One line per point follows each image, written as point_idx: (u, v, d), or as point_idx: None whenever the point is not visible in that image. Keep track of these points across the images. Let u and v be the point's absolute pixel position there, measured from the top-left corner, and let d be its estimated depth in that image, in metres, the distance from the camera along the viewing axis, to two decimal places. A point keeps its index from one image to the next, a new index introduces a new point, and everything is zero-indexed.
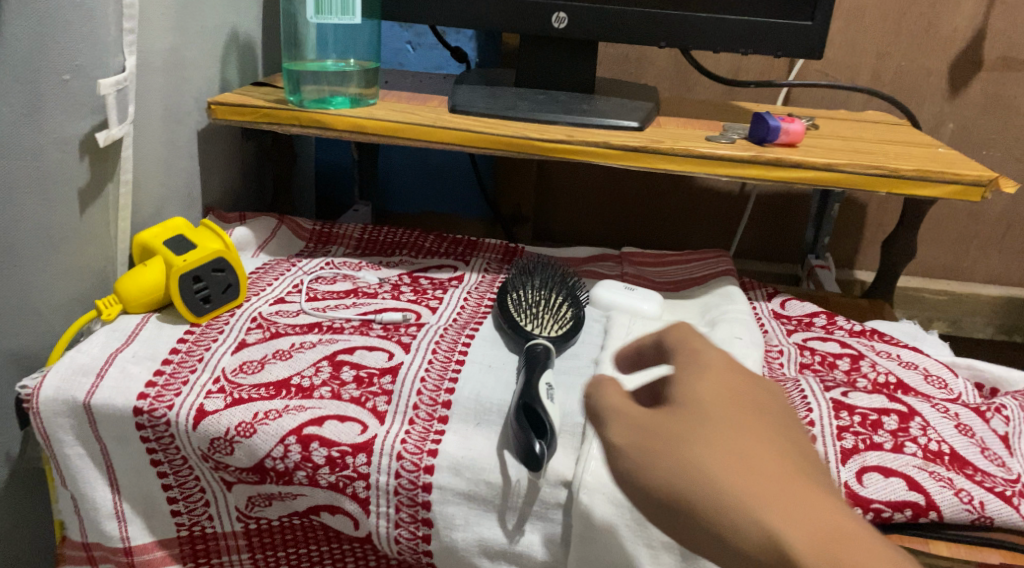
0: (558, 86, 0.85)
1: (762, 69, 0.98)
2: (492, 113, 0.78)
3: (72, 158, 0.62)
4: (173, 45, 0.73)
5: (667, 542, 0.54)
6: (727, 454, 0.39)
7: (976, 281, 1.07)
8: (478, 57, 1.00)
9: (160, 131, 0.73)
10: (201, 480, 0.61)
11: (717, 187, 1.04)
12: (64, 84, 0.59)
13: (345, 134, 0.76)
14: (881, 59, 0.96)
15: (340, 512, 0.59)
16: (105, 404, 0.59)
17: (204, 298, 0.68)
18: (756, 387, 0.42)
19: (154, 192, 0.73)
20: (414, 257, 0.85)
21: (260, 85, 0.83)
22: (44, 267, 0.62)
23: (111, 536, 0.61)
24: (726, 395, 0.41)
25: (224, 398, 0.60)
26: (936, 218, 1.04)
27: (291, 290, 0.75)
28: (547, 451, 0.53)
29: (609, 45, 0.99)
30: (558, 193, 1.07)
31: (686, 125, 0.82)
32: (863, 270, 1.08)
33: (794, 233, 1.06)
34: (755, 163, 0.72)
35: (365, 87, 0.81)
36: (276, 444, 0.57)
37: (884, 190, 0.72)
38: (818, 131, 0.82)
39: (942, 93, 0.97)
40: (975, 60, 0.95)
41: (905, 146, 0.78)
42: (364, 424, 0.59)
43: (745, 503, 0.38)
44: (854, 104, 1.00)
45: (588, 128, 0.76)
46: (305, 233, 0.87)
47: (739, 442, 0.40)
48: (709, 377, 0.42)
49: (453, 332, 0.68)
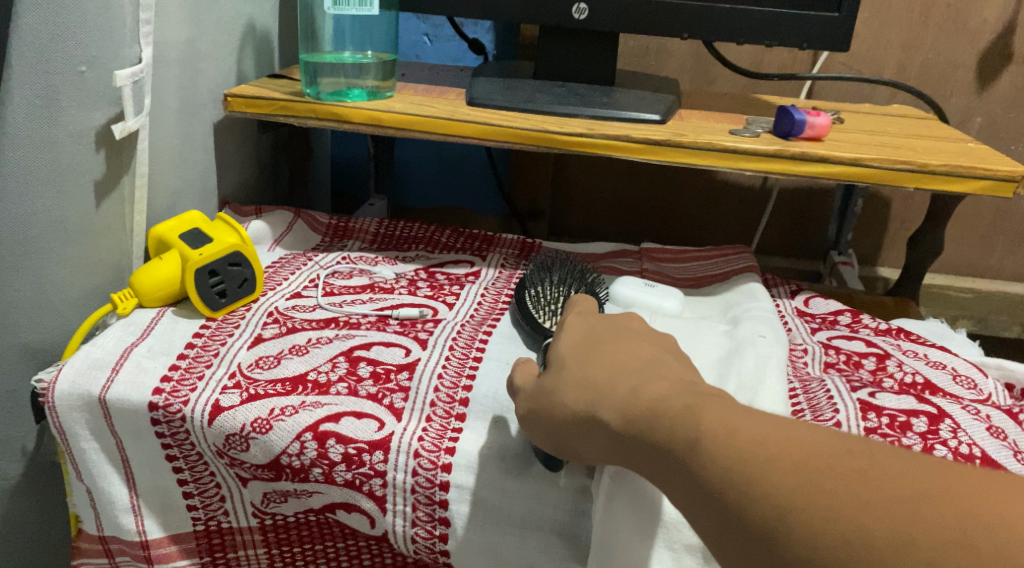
0: (577, 78, 0.84)
1: (784, 62, 0.96)
2: (510, 106, 0.76)
3: (88, 151, 0.61)
4: (188, 36, 0.72)
5: (689, 545, 0.52)
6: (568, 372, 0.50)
7: (1003, 279, 1.04)
8: (496, 50, 0.99)
9: (176, 124, 0.72)
10: (217, 476, 0.60)
11: (738, 181, 1.02)
12: (79, 76, 0.59)
13: (362, 127, 0.75)
14: (907, 52, 0.94)
15: (357, 510, 0.58)
16: (120, 398, 0.58)
17: (219, 292, 0.67)
18: (602, 327, 0.53)
19: (170, 185, 0.73)
20: (430, 252, 0.84)
21: (276, 77, 0.82)
22: (59, 260, 0.61)
23: (127, 530, 0.61)
24: (578, 339, 0.52)
25: (240, 394, 0.59)
26: (963, 214, 1.01)
27: (307, 284, 0.74)
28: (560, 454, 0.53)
29: (629, 38, 0.97)
30: (575, 188, 1.06)
31: (708, 118, 0.80)
32: (886, 267, 1.06)
33: (815, 230, 1.04)
34: (780, 157, 0.71)
35: (383, 80, 0.79)
36: (292, 441, 0.57)
37: (913, 185, 0.70)
38: (843, 125, 0.80)
39: (969, 86, 0.95)
40: (1004, 52, 0.93)
41: (934, 141, 0.76)
42: (381, 420, 0.58)
43: (591, 409, 0.47)
44: (879, 98, 0.98)
45: (608, 121, 0.75)
46: (321, 227, 0.87)
47: (574, 363, 0.50)
48: (569, 329, 0.54)
49: (470, 328, 0.68)
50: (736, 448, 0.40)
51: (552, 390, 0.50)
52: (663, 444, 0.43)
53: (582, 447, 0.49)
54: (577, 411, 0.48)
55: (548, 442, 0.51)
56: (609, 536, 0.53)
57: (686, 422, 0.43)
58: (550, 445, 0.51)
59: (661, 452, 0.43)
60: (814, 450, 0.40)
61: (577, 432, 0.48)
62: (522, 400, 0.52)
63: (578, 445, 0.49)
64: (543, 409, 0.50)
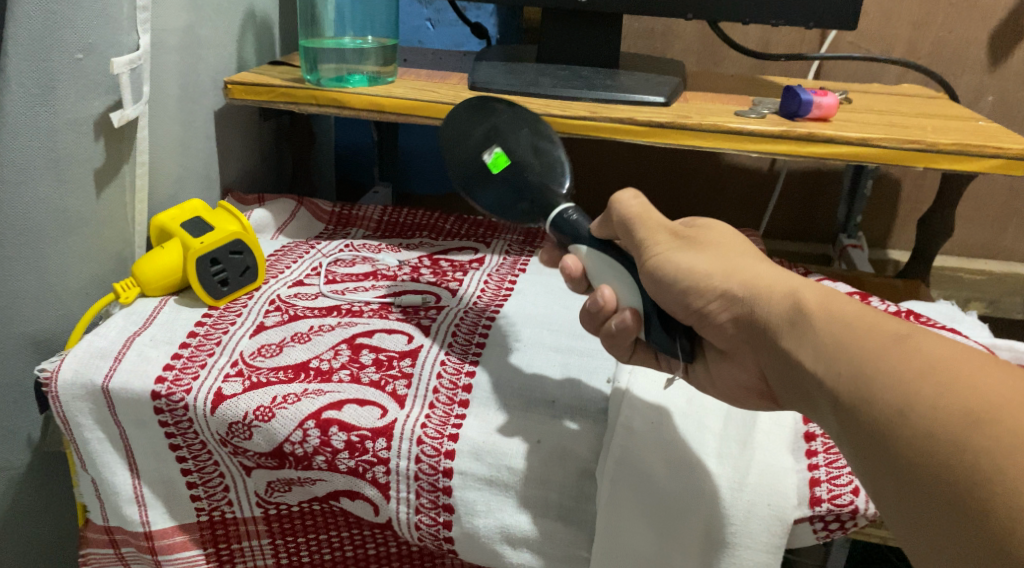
0: (580, 61, 0.82)
1: (792, 42, 0.95)
2: (513, 90, 0.76)
3: (87, 139, 0.61)
4: (188, 23, 0.72)
5: (691, 534, 0.52)
6: (733, 245, 0.50)
7: (1015, 260, 1.03)
8: (499, 34, 0.98)
9: (177, 112, 0.72)
10: (220, 465, 0.60)
11: (746, 164, 1.01)
12: (77, 63, 0.58)
13: (363, 112, 0.74)
14: (917, 30, 0.93)
15: (360, 497, 0.58)
16: (123, 387, 0.58)
17: (222, 280, 0.67)
18: None
19: (171, 173, 0.72)
20: (434, 239, 0.83)
21: (277, 64, 0.82)
22: (61, 249, 0.61)
23: (131, 521, 0.61)
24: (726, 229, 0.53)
25: (242, 382, 0.59)
26: (975, 193, 1.00)
27: (310, 272, 0.74)
28: (706, 343, 0.52)
29: (634, 20, 0.96)
30: (580, 172, 1.04)
31: (714, 99, 0.79)
32: (896, 249, 1.05)
33: (825, 213, 1.03)
34: (786, 138, 0.70)
35: (384, 65, 0.78)
36: (295, 429, 0.56)
37: (920, 165, 0.69)
38: (851, 105, 0.79)
39: (981, 64, 0.93)
40: (1017, 28, 0.91)
41: (944, 120, 0.75)
42: (384, 408, 0.57)
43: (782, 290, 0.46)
44: (888, 78, 0.96)
45: (612, 104, 0.74)
46: (324, 215, 0.86)
47: (733, 242, 0.51)
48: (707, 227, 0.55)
49: (473, 316, 0.67)
50: (902, 370, 0.40)
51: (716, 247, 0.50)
52: (836, 369, 0.42)
53: (719, 315, 0.48)
54: (773, 294, 0.46)
55: (684, 276, 0.48)
56: (615, 520, 0.53)
57: (881, 329, 0.42)
58: (682, 289, 0.49)
59: (858, 357, 0.42)
60: (1005, 394, 0.38)
61: (736, 298, 0.47)
62: (664, 238, 0.51)
63: (717, 318, 0.48)
64: (702, 255, 0.49)
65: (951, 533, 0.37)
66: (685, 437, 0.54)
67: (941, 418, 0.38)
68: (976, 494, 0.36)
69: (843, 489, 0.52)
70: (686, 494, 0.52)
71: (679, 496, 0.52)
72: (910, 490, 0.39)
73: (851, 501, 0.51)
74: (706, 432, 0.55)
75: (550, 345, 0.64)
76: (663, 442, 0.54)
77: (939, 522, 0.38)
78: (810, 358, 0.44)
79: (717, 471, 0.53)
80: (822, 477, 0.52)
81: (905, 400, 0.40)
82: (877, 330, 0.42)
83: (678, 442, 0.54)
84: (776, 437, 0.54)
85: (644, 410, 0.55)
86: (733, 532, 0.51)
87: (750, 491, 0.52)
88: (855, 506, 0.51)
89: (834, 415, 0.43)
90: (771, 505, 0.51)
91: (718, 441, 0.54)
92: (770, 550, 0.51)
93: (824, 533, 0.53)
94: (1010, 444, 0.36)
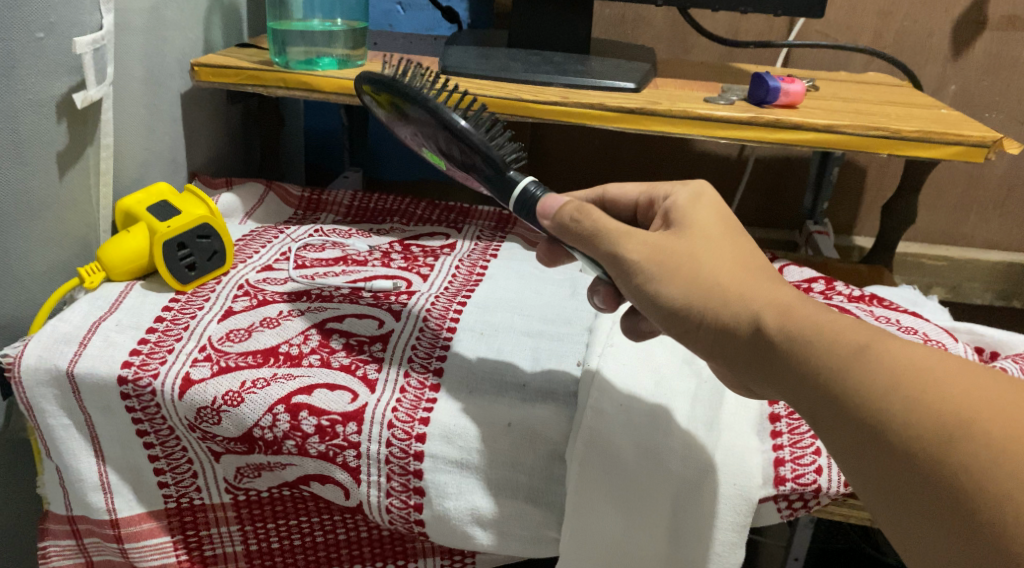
0: (551, 47, 0.82)
1: (761, 29, 0.96)
2: (483, 74, 0.76)
3: (49, 121, 0.60)
4: (152, 4, 0.70)
5: (658, 512, 0.53)
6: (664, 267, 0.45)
7: (976, 246, 1.06)
8: (470, 19, 0.98)
9: (141, 94, 0.71)
10: (188, 451, 0.60)
11: (715, 151, 1.02)
12: (38, 43, 0.57)
13: (333, 96, 0.73)
14: (883, 19, 0.94)
15: (331, 482, 0.58)
16: (88, 372, 0.57)
17: (188, 265, 0.66)
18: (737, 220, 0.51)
19: (136, 157, 0.71)
20: (405, 225, 0.82)
21: (244, 46, 0.81)
22: (24, 233, 0.60)
23: (97, 509, 0.60)
24: None
25: (211, 366, 0.58)
26: (936, 182, 1.02)
27: (279, 257, 0.73)
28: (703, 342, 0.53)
29: (605, 7, 0.96)
30: (552, 157, 1.05)
31: (683, 85, 0.80)
32: (861, 236, 1.07)
33: (793, 199, 1.05)
34: (753, 125, 0.70)
35: (353, 48, 0.78)
36: (264, 413, 0.56)
37: (884, 152, 0.70)
38: (818, 92, 0.80)
39: (945, 54, 0.95)
40: (979, 19, 0.93)
41: (908, 108, 0.76)
42: (354, 392, 0.57)
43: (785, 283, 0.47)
44: (855, 66, 0.97)
45: (582, 89, 0.74)
46: (294, 200, 0.85)
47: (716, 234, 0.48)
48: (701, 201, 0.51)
49: (433, 328, 0.64)
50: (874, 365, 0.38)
51: (665, 267, 0.46)
52: (803, 371, 0.41)
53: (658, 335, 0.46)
54: None
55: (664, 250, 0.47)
56: (582, 503, 0.53)
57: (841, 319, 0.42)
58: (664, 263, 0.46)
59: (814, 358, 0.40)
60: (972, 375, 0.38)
61: None
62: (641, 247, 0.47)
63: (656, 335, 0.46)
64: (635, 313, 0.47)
65: (927, 531, 0.36)
66: (652, 419, 0.55)
67: (923, 424, 0.37)
68: (954, 490, 0.36)
69: (807, 468, 0.53)
70: (653, 475, 0.53)
71: (648, 476, 0.54)
72: (894, 485, 0.38)
73: (814, 480, 0.52)
74: (675, 412, 0.56)
75: (521, 330, 0.64)
76: (630, 422, 0.55)
77: (917, 518, 0.37)
78: (783, 378, 0.42)
79: (683, 452, 0.54)
80: (787, 457, 0.53)
81: (884, 395, 0.38)
82: (851, 333, 0.40)
83: (646, 424, 0.55)
84: (742, 418, 0.55)
85: (613, 393, 0.56)
86: (702, 511, 0.52)
87: (717, 471, 0.53)
88: (818, 485, 0.52)
89: (810, 416, 0.41)
90: (738, 485, 0.52)
91: (687, 419, 0.55)
92: (736, 530, 0.52)
93: (788, 511, 0.54)
94: (992, 453, 0.35)
